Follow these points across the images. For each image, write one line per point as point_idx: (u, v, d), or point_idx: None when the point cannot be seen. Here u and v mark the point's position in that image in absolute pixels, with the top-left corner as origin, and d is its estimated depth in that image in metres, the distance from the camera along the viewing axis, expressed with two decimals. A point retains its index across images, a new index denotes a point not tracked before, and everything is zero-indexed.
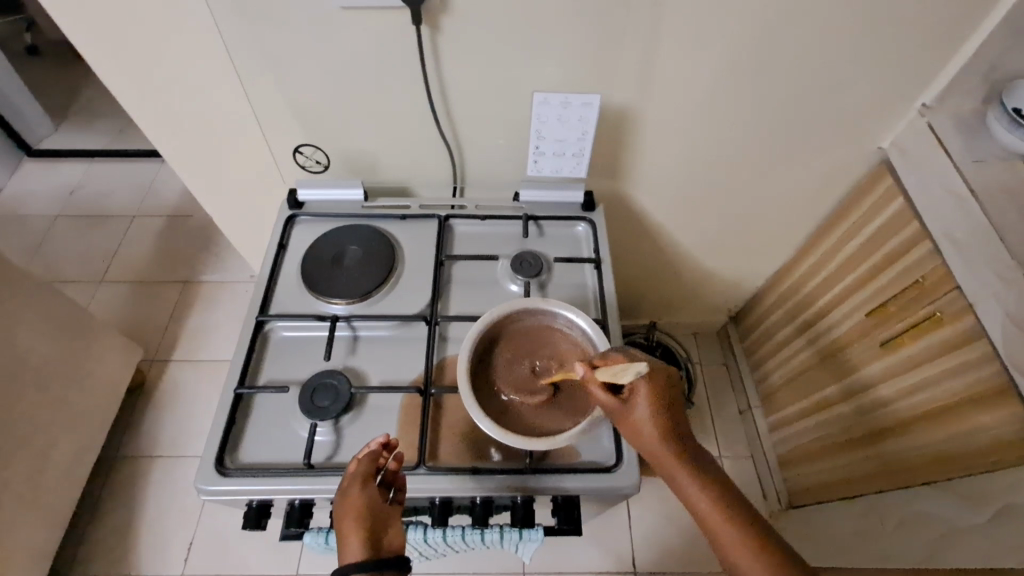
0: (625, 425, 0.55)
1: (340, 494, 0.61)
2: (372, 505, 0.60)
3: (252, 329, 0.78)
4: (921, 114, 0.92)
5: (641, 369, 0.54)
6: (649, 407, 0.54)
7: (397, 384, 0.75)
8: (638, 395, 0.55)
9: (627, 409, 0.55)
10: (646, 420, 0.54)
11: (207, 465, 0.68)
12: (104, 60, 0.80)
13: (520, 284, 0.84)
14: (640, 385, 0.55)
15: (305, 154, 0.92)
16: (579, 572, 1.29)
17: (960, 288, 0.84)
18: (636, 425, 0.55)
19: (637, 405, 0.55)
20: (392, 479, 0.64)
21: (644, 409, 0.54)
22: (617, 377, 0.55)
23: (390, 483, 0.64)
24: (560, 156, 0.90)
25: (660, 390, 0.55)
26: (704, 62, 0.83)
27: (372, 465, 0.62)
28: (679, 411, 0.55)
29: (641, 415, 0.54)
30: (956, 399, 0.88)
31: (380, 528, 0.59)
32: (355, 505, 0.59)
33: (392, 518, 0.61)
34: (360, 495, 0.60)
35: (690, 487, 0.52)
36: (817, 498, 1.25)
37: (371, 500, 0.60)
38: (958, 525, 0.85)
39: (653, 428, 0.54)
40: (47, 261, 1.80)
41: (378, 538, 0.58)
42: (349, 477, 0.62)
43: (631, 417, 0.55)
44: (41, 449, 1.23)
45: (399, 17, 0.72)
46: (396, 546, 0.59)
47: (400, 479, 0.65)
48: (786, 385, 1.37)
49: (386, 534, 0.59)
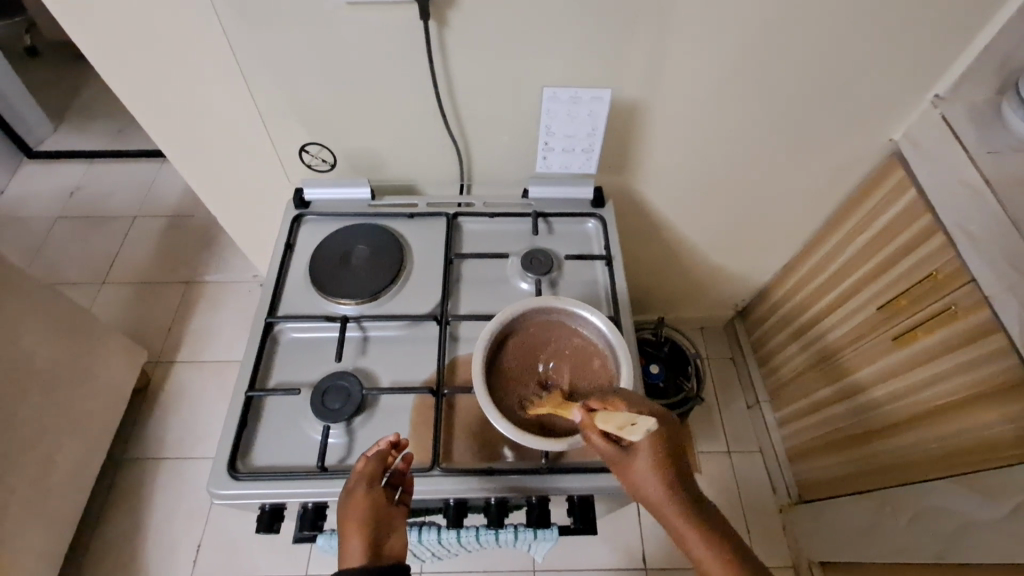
0: (626, 475, 0.54)
1: (346, 493, 0.60)
2: (379, 506, 0.59)
3: (261, 331, 0.77)
4: (934, 105, 0.91)
5: (650, 428, 0.50)
6: (650, 458, 0.53)
7: (408, 385, 0.74)
8: (641, 447, 0.53)
9: (628, 458, 0.54)
10: (645, 472, 0.53)
11: (218, 470, 0.67)
12: (106, 60, 0.79)
13: (531, 282, 0.83)
14: (641, 437, 0.53)
15: (310, 153, 0.91)
16: (589, 569, 1.29)
17: (975, 281, 0.83)
18: (636, 476, 0.53)
19: (637, 455, 0.53)
20: (398, 480, 0.63)
21: (647, 458, 0.53)
22: (620, 432, 0.51)
23: (397, 483, 0.64)
24: (569, 152, 0.90)
25: (661, 440, 0.54)
26: (714, 55, 0.82)
27: (380, 466, 0.62)
28: (677, 455, 0.54)
29: (641, 468, 0.53)
30: (972, 393, 0.87)
31: (382, 530, 0.58)
32: (361, 505, 0.59)
33: (395, 521, 0.60)
34: (367, 495, 0.59)
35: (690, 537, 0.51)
36: (828, 493, 1.25)
37: (377, 501, 0.60)
38: (975, 520, 0.84)
39: (655, 480, 0.52)
40: (49, 263, 1.79)
41: (380, 541, 0.57)
42: (356, 476, 0.61)
43: (631, 469, 0.53)
44: (47, 453, 1.22)
45: (406, 13, 0.71)
46: (397, 550, 0.58)
47: (406, 481, 0.64)
48: (795, 380, 1.36)
49: (388, 538, 0.58)
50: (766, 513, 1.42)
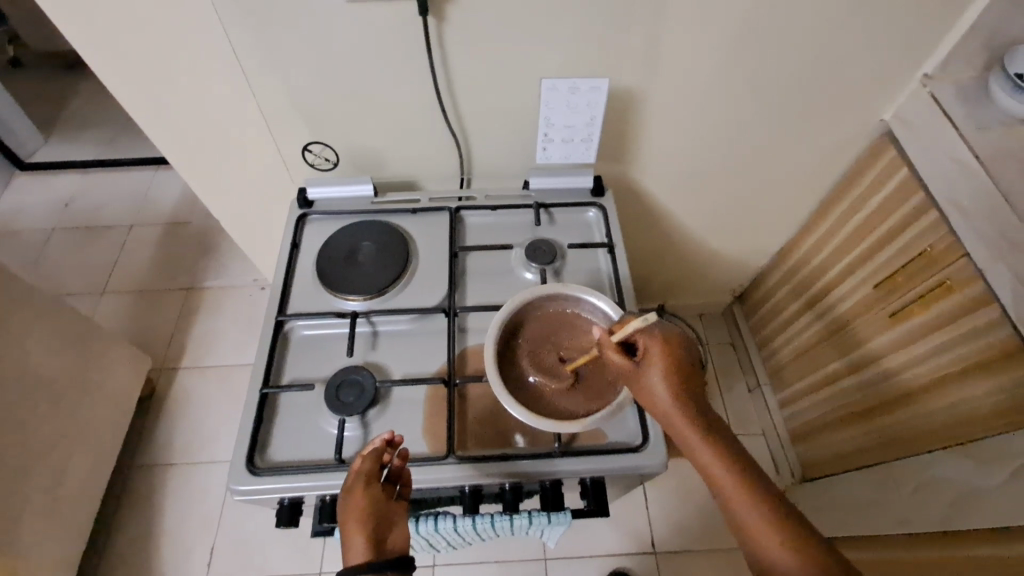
0: (639, 385, 0.58)
1: (344, 492, 0.61)
2: (377, 503, 0.61)
3: (273, 329, 0.78)
4: (923, 84, 0.93)
5: (652, 318, 0.59)
6: (665, 373, 0.56)
7: (420, 376, 0.76)
8: (653, 355, 0.57)
9: (641, 372, 0.58)
10: (659, 381, 0.56)
11: (237, 466, 0.68)
12: (106, 65, 0.79)
13: (535, 272, 0.84)
14: (653, 347, 0.58)
15: (313, 153, 0.92)
16: (599, 554, 1.31)
17: (968, 254, 0.86)
18: (648, 388, 0.57)
19: (650, 365, 0.57)
20: (396, 475, 0.65)
21: (658, 371, 0.56)
22: (628, 330, 0.59)
23: (395, 479, 0.65)
24: (569, 143, 0.91)
25: (673, 353, 0.57)
26: (710, 42, 0.83)
27: (376, 464, 0.63)
28: (693, 371, 0.57)
29: (654, 377, 0.56)
30: (970, 362, 0.89)
31: (383, 527, 0.59)
32: (360, 503, 0.60)
33: (397, 515, 0.62)
34: (365, 494, 0.60)
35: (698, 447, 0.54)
36: (832, 470, 1.27)
37: (375, 498, 0.61)
38: (970, 488, 0.87)
39: (666, 388, 0.56)
40: (48, 274, 1.79)
41: (380, 539, 0.58)
42: (353, 474, 0.62)
43: (645, 380, 0.57)
44: (58, 461, 1.23)
45: (405, 9, 0.72)
46: (399, 545, 0.59)
47: (404, 477, 0.65)
48: (795, 360, 1.38)
49: (390, 535, 0.59)
50: None
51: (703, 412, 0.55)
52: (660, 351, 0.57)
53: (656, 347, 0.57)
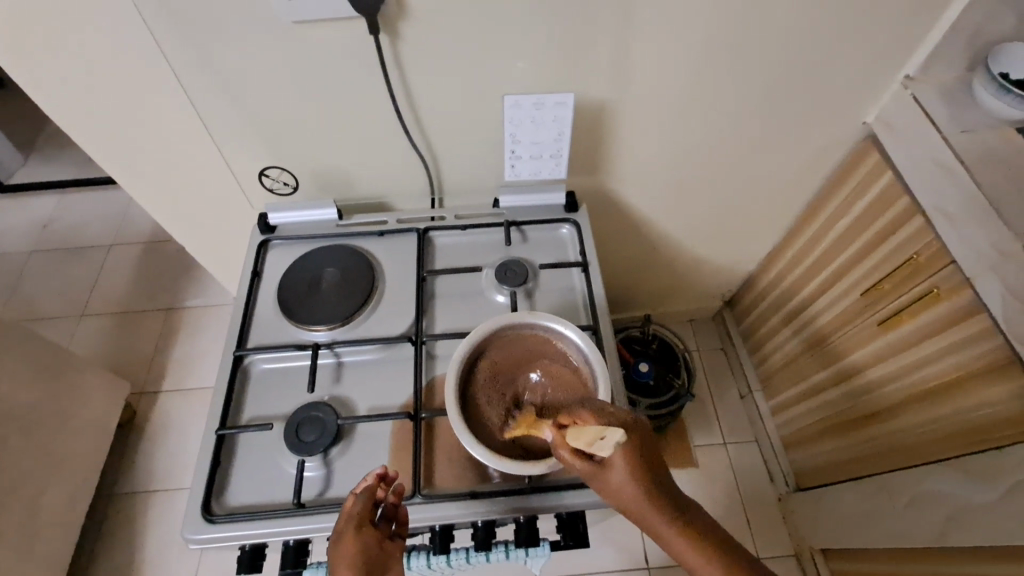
0: (602, 487, 0.52)
1: (335, 536, 0.57)
2: (370, 546, 0.57)
3: (231, 365, 0.75)
4: (904, 86, 0.90)
5: (619, 439, 0.50)
6: (626, 469, 0.50)
7: (385, 411, 0.72)
8: (613, 462, 0.50)
9: (603, 472, 0.51)
10: (623, 482, 0.50)
11: (192, 514, 0.65)
12: (49, 93, 0.76)
13: (507, 294, 0.81)
14: (613, 451, 0.50)
15: (272, 177, 0.89)
16: (591, 572, 1.28)
17: (955, 262, 0.83)
18: (614, 489, 0.51)
19: (612, 468, 0.51)
20: (391, 514, 0.62)
21: (620, 470, 0.50)
22: (591, 447, 0.51)
23: (391, 518, 0.62)
24: (537, 159, 0.87)
25: (632, 448, 0.51)
26: (680, 50, 0.80)
27: (368, 502, 0.60)
28: (654, 462, 0.52)
29: (617, 478, 0.50)
30: (964, 371, 0.86)
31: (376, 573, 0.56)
32: (352, 548, 0.56)
33: (391, 559, 0.58)
34: (356, 539, 0.57)
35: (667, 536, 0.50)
36: (824, 480, 1.24)
37: (369, 541, 0.57)
38: (966, 503, 0.84)
39: (632, 490, 0.50)
40: (25, 299, 1.75)
41: None
42: (345, 516, 0.59)
43: (608, 481, 0.51)
44: (32, 494, 1.20)
45: (356, 28, 0.69)
46: None
47: (400, 516, 0.63)
48: (786, 367, 1.35)
49: None
50: (765, 503, 1.41)
51: (665, 497, 0.50)
52: (621, 454, 0.50)
53: (616, 448, 0.51)
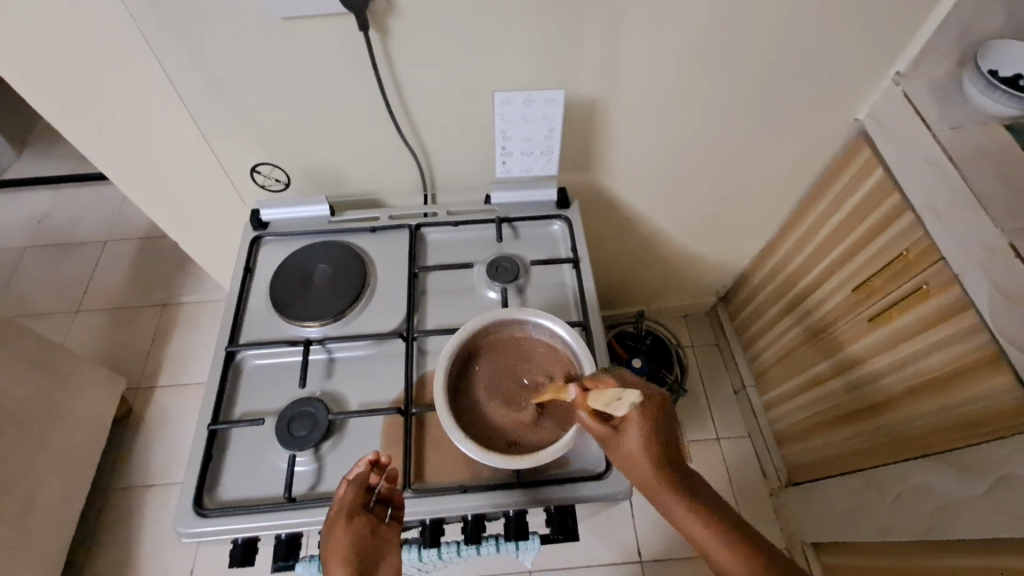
0: (617, 450, 0.54)
1: (328, 522, 0.58)
2: (363, 531, 0.57)
3: (223, 361, 0.75)
4: (895, 83, 0.90)
5: (634, 401, 0.51)
6: (642, 432, 0.53)
7: (376, 406, 0.73)
8: (632, 425, 0.53)
9: (618, 435, 0.54)
10: (639, 447, 0.53)
11: (184, 508, 0.65)
12: (37, 88, 0.76)
13: (498, 291, 0.81)
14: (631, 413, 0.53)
15: (263, 173, 0.89)
16: (584, 565, 1.29)
17: (944, 259, 0.83)
18: (627, 455, 0.54)
19: (628, 431, 0.53)
20: (387, 498, 0.63)
21: (637, 431, 0.53)
22: (609, 407, 0.53)
23: (386, 502, 0.63)
24: (528, 155, 0.88)
25: (651, 415, 0.54)
26: (670, 46, 0.80)
27: (361, 488, 0.60)
28: (670, 433, 0.54)
29: (631, 442, 0.53)
30: (951, 367, 0.86)
31: (371, 558, 0.55)
32: (344, 533, 0.56)
33: (387, 543, 0.58)
34: (349, 524, 0.57)
35: (677, 507, 0.52)
36: (815, 474, 1.25)
37: (361, 526, 0.57)
38: (953, 497, 0.85)
39: (644, 455, 0.53)
40: (20, 295, 1.75)
41: (367, 568, 0.54)
42: (338, 502, 0.59)
43: (623, 444, 0.54)
44: (26, 489, 1.20)
45: (345, 24, 0.69)
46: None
47: (395, 499, 0.63)
48: (779, 363, 1.35)
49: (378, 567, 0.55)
50: (757, 498, 1.43)
51: (676, 466, 0.53)
52: (639, 416, 0.53)
53: (634, 411, 0.54)
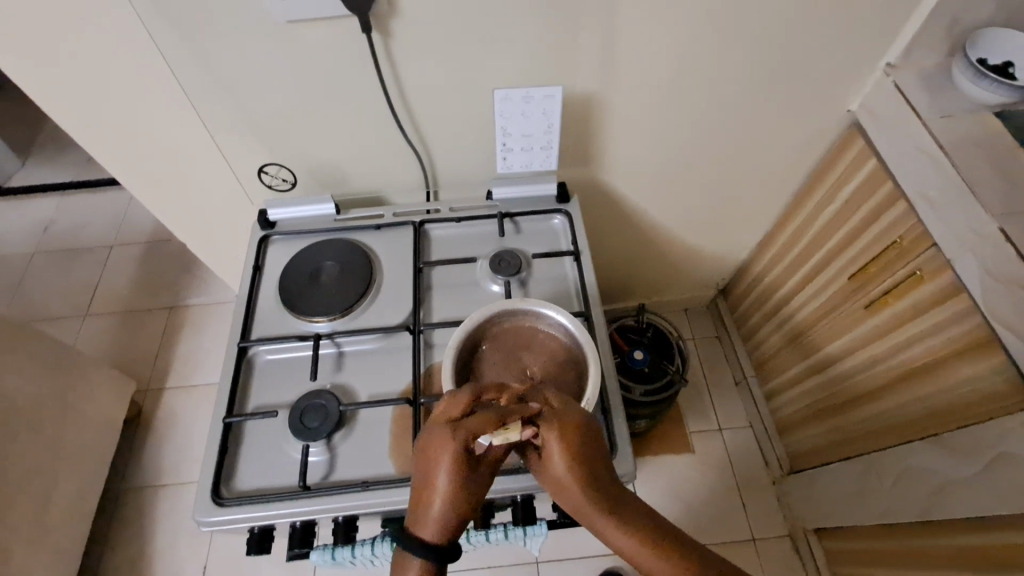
0: (545, 480, 0.50)
1: None
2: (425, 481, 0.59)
3: (236, 356, 0.77)
4: (886, 74, 0.92)
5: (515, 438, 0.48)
6: (565, 458, 0.49)
7: (386, 398, 0.75)
8: (550, 452, 0.49)
9: (542, 467, 0.50)
10: (563, 474, 0.48)
11: (201, 497, 0.67)
12: (48, 91, 0.78)
13: (501, 284, 0.83)
14: (549, 443, 0.49)
15: (270, 174, 0.91)
16: (589, 555, 1.32)
17: (937, 245, 0.85)
18: (556, 484, 0.49)
19: (550, 460, 0.49)
20: None
21: (557, 458, 0.49)
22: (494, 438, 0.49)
23: None
24: (528, 151, 0.90)
25: (574, 442, 0.50)
26: (665, 41, 0.82)
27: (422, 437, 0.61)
28: (597, 457, 0.50)
29: (555, 468, 0.49)
30: (946, 351, 0.88)
31: None
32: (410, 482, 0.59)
33: None
34: None
35: (613, 533, 0.47)
36: (816, 461, 1.27)
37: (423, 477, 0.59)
38: (950, 477, 0.87)
39: (568, 480, 0.48)
40: (29, 301, 1.78)
41: None
42: None
43: (548, 476, 0.50)
44: (41, 489, 1.23)
45: (348, 26, 0.71)
46: None
47: None
48: (779, 352, 1.37)
49: None
50: (760, 487, 1.44)
51: (604, 483, 0.49)
52: (557, 444, 0.49)
53: (552, 438, 0.49)
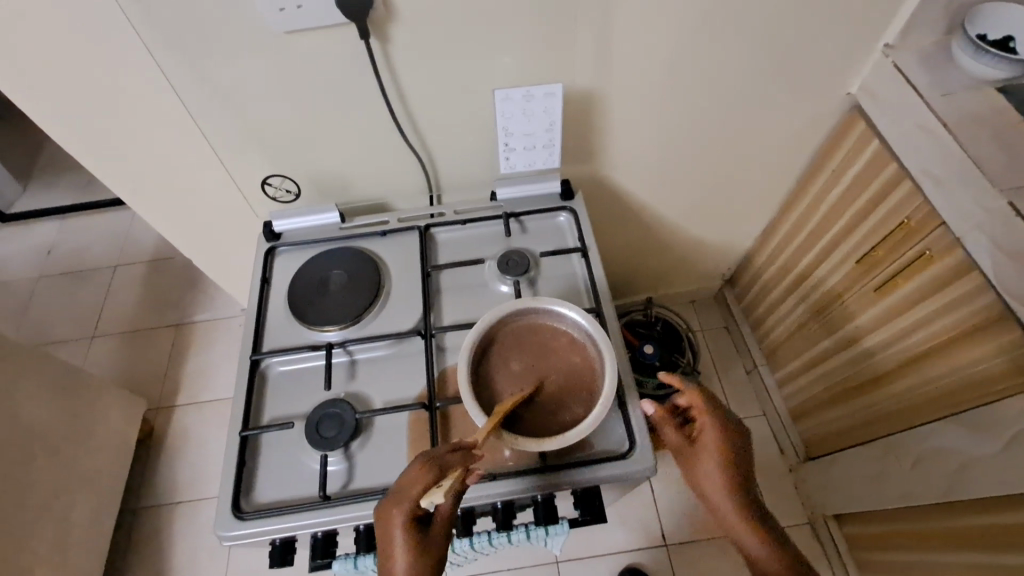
0: (689, 466, 0.64)
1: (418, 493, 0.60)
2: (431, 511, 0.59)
3: (249, 369, 0.77)
4: (885, 55, 0.92)
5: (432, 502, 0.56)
6: (720, 458, 0.63)
7: (401, 403, 0.75)
8: (706, 449, 0.63)
9: (693, 456, 0.64)
10: (711, 469, 0.63)
11: (222, 512, 0.67)
12: (50, 113, 0.78)
13: (510, 284, 0.83)
14: (710, 443, 0.63)
15: (274, 185, 0.91)
16: (609, 552, 1.31)
17: (946, 224, 0.85)
18: (701, 474, 0.63)
19: (704, 456, 0.63)
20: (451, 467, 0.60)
21: (711, 455, 0.63)
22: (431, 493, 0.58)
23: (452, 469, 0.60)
24: (530, 150, 0.89)
25: (727, 446, 0.63)
26: (663, 33, 0.82)
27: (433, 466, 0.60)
28: (743, 462, 0.63)
29: (706, 463, 0.63)
30: (960, 330, 0.88)
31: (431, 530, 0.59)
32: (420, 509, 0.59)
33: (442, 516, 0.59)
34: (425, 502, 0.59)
35: (736, 525, 0.62)
36: (833, 447, 1.26)
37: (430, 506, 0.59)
38: (972, 456, 0.87)
39: (716, 474, 0.63)
40: (36, 325, 1.78)
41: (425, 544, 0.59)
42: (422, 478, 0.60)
43: (695, 465, 0.64)
44: (60, 512, 1.23)
45: (346, 34, 0.71)
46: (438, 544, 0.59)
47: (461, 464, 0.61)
48: (789, 340, 1.37)
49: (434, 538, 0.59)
50: (777, 475, 1.44)
51: (744, 487, 0.63)
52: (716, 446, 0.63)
53: (713, 440, 0.64)
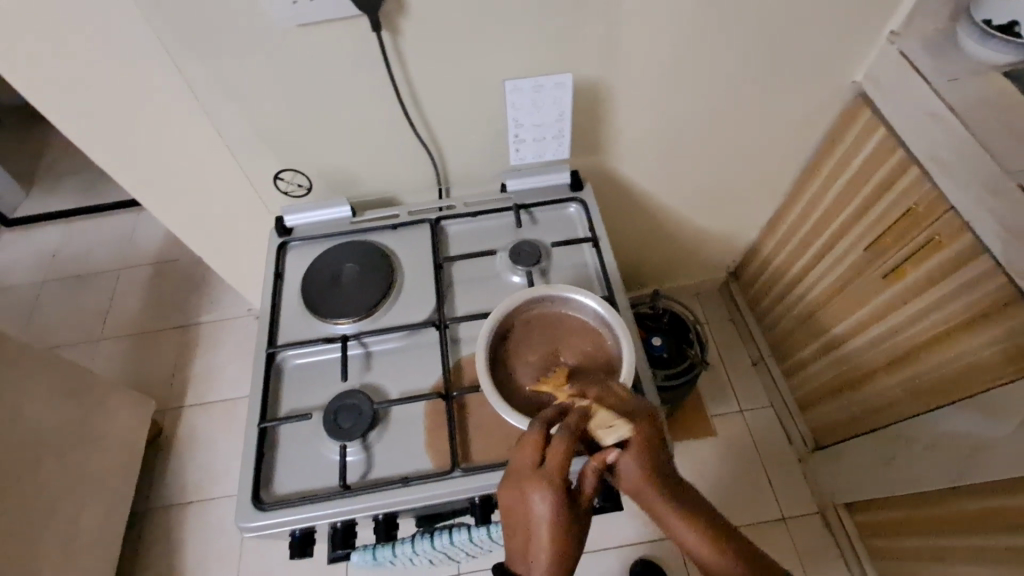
0: (611, 474, 0.53)
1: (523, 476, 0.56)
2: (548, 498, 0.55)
3: (265, 362, 0.78)
4: (890, 41, 0.92)
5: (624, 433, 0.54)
6: (638, 454, 0.53)
7: (417, 393, 0.75)
8: (619, 448, 0.53)
9: (613, 461, 0.53)
10: (633, 469, 0.52)
11: (241, 503, 0.68)
12: (63, 111, 0.78)
13: (522, 275, 0.84)
14: (619, 439, 0.54)
15: (285, 180, 0.91)
16: (620, 544, 1.32)
17: (954, 208, 0.85)
18: (624, 477, 0.53)
19: (625, 452, 0.53)
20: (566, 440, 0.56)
21: (631, 452, 0.53)
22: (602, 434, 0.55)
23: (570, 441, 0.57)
24: (540, 141, 0.90)
25: (644, 435, 0.54)
26: (670, 23, 0.83)
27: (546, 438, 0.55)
28: (660, 451, 0.54)
29: (629, 464, 0.53)
30: (970, 313, 0.88)
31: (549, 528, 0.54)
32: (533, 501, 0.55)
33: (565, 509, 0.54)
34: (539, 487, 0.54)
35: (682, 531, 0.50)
36: (842, 436, 1.27)
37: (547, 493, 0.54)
38: (984, 440, 0.87)
39: (639, 474, 0.52)
40: (44, 327, 1.79)
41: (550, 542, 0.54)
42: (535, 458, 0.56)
43: (619, 470, 0.53)
44: (70, 513, 1.23)
45: (357, 26, 0.71)
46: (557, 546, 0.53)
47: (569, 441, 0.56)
48: (796, 330, 1.37)
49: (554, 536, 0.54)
50: (785, 465, 1.44)
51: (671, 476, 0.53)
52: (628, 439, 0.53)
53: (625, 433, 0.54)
